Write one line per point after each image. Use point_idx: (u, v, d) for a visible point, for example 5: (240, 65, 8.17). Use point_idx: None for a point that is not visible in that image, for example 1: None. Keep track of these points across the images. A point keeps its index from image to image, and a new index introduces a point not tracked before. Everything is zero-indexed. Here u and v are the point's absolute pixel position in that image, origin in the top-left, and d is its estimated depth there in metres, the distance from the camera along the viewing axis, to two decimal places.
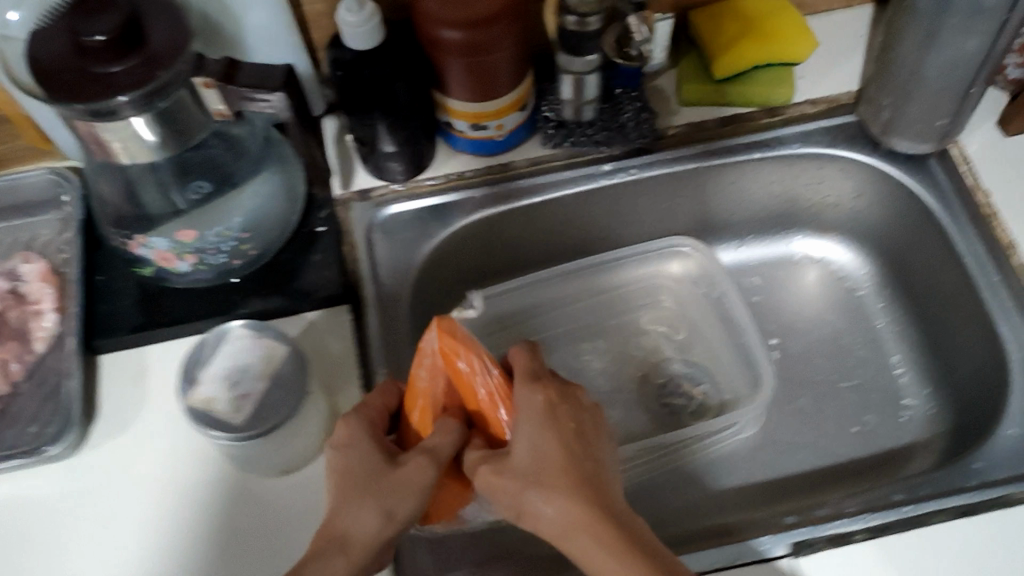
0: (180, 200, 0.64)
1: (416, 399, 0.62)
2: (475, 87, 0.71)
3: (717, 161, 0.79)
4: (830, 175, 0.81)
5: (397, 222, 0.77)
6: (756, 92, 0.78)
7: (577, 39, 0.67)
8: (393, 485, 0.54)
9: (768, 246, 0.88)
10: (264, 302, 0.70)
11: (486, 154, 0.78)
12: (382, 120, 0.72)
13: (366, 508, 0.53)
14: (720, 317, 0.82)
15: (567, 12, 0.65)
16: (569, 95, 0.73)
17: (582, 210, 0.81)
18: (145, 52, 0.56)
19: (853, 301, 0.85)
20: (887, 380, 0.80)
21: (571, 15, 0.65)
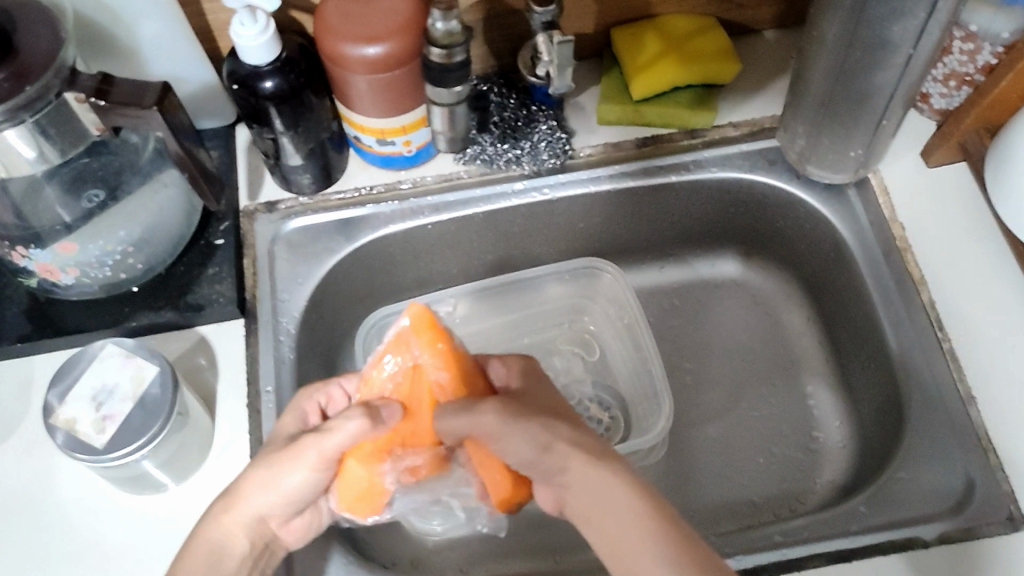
0: (67, 214, 0.63)
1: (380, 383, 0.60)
2: (384, 103, 0.68)
3: (634, 182, 0.77)
4: (749, 199, 0.79)
5: (302, 236, 0.76)
6: (675, 114, 0.76)
7: (441, 73, 0.65)
8: (289, 473, 0.55)
9: (692, 267, 0.86)
10: (154, 315, 0.69)
11: (396, 169, 0.77)
12: (283, 133, 0.69)
13: (254, 481, 0.56)
14: (632, 339, 0.80)
15: (431, 45, 0.63)
16: (441, 127, 0.73)
17: (494, 227, 0.79)
18: (15, 63, 0.54)
19: (774, 326, 0.83)
20: (801, 409, 0.79)
21: (435, 47, 0.63)
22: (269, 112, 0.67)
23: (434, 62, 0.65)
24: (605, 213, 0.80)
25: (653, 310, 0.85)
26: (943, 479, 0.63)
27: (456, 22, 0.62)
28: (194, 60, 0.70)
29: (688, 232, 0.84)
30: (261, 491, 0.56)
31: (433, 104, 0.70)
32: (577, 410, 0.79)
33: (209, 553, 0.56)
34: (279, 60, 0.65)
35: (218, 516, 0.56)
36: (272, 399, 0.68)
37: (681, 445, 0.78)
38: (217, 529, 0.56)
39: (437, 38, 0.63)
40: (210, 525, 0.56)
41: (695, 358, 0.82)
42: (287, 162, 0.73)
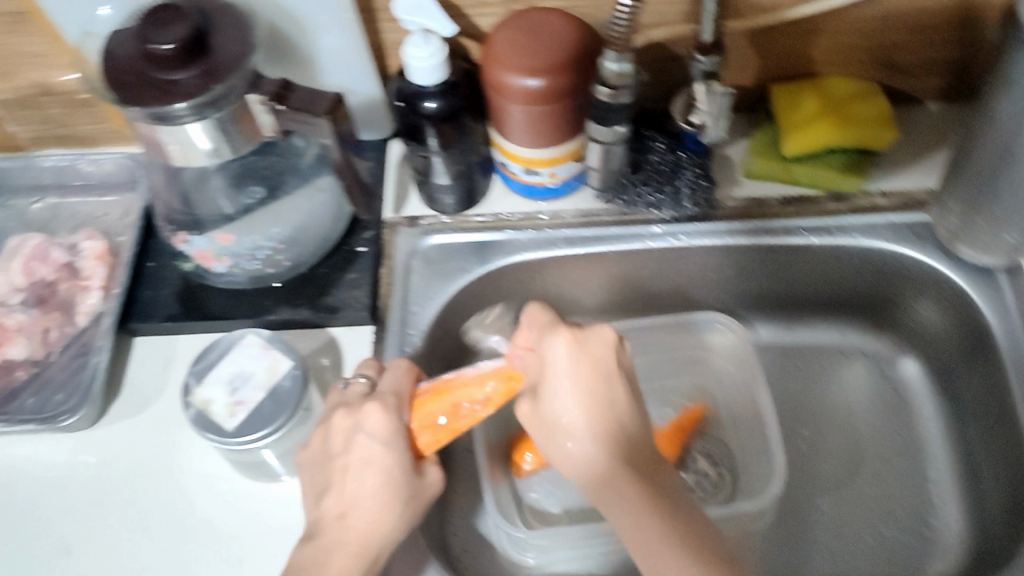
0: (228, 206, 0.68)
1: (456, 402, 0.62)
2: (535, 133, 0.70)
3: (773, 241, 0.76)
4: (891, 269, 0.77)
5: (439, 253, 0.77)
6: (825, 176, 0.75)
7: (605, 111, 0.66)
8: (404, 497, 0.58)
9: (820, 333, 0.85)
10: (292, 311, 0.73)
11: (538, 201, 0.78)
12: (436, 152, 0.72)
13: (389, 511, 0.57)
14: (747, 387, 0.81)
15: (601, 83, 0.64)
16: (598, 163, 0.73)
17: (626, 265, 0.79)
18: (206, 62, 0.57)
19: (902, 407, 0.81)
20: (920, 493, 0.76)
21: (603, 86, 0.64)
22: (426, 130, 0.69)
23: (601, 100, 0.65)
24: (737, 266, 0.79)
25: (775, 370, 0.84)
26: None
27: (627, 62, 0.63)
28: (363, 74, 0.73)
29: (821, 296, 0.82)
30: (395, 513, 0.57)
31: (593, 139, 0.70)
32: (689, 461, 0.79)
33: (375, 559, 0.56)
34: (445, 84, 0.67)
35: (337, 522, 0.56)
36: None
37: (789, 514, 0.76)
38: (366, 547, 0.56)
39: (606, 78, 0.64)
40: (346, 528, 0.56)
41: (813, 426, 0.81)
42: (435, 180, 0.75)
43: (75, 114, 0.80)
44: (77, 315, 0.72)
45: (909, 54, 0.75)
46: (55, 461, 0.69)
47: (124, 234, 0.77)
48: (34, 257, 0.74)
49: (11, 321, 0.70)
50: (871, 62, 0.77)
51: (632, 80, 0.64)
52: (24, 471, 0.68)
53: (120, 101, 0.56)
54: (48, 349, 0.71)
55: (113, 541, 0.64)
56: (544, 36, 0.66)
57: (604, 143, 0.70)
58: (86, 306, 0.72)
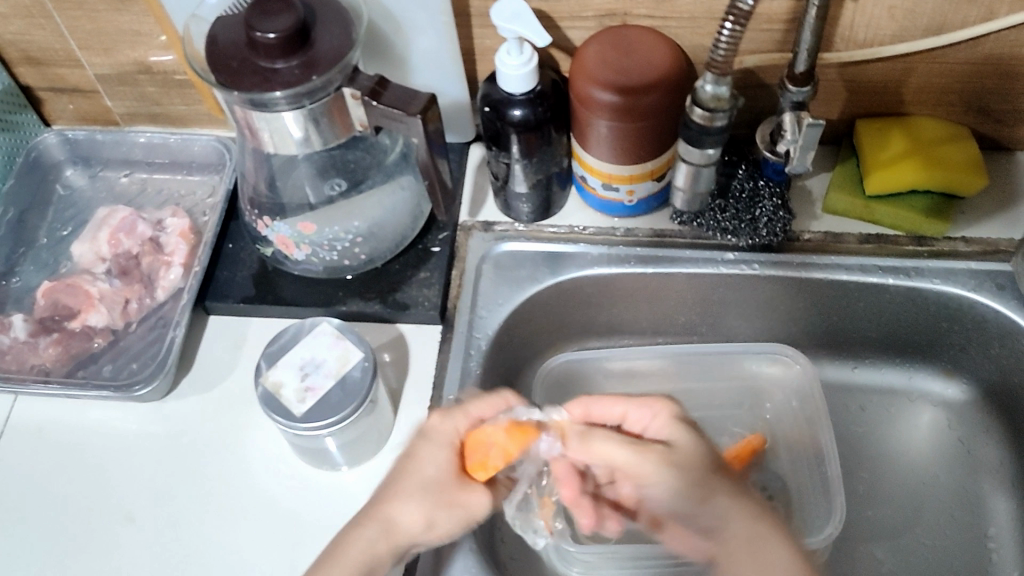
0: (313, 195, 0.69)
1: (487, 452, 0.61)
2: (618, 151, 0.70)
3: (849, 278, 0.75)
4: (969, 319, 0.76)
5: (510, 259, 0.78)
6: (906, 217, 0.74)
7: (700, 133, 0.66)
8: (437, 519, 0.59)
9: (888, 376, 0.84)
10: (363, 304, 0.74)
11: (612, 216, 0.79)
12: (518, 160, 0.72)
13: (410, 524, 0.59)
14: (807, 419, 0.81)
15: (697, 104, 0.64)
16: (683, 184, 0.73)
17: (695, 289, 0.79)
18: (307, 55, 0.59)
19: (968, 459, 0.79)
20: (978, 548, 0.75)
21: (699, 108, 0.65)
22: (510, 138, 0.70)
23: (695, 122, 0.66)
24: (809, 301, 0.79)
25: (837, 408, 0.84)
26: None
27: (723, 87, 0.64)
28: (450, 75, 0.74)
29: (891, 338, 0.81)
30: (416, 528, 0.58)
31: (683, 160, 0.70)
32: None
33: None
34: (533, 93, 0.67)
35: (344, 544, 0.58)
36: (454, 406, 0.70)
37: (841, 557, 0.75)
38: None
39: (703, 99, 0.64)
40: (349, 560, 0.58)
41: (873, 467, 0.80)
42: (513, 187, 0.76)
43: (169, 94, 0.82)
44: (157, 289, 0.74)
45: (1004, 101, 0.74)
46: (124, 429, 0.71)
47: (207, 213, 0.80)
48: (121, 230, 0.77)
49: (95, 289, 0.74)
50: (964, 105, 0.75)
51: (728, 103, 0.65)
52: (95, 435, 0.71)
53: (221, 85, 0.58)
54: (127, 319, 0.74)
55: (174, 511, 0.66)
56: (636, 55, 0.67)
57: (693, 164, 0.70)
58: (167, 281, 0.75)
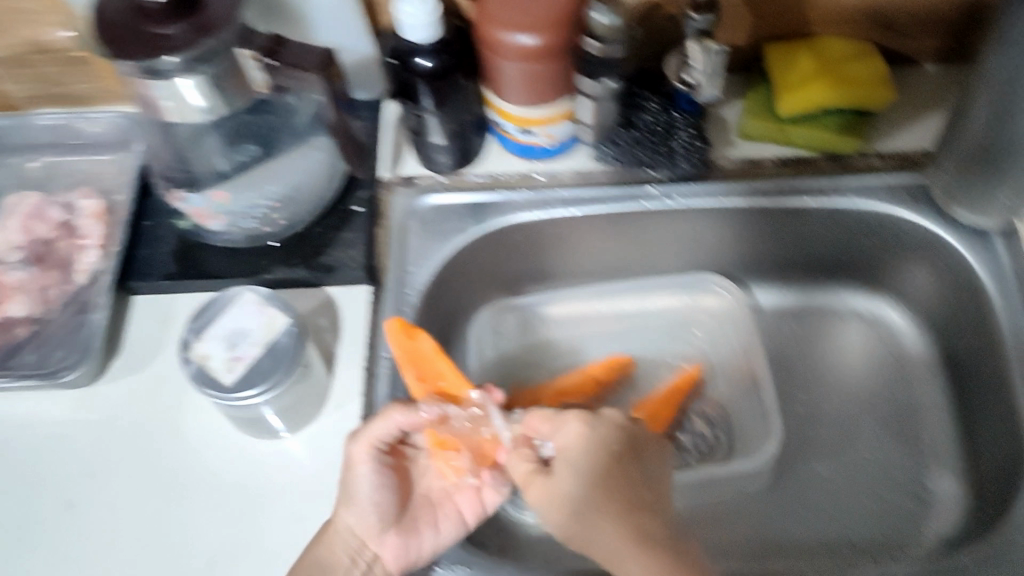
0: (223, 164, 0.68)
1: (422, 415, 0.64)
2: (531, 91, 0.70)
3: (770, 201, 0.76)
4: (890, 232, 0.77)
5: (434, 213, 0.77)
6: (821, 138, 0.75)
7: (595, 66, 0.67)
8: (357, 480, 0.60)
9: (818, 297, 0.85)
10: (287, 271, 0.73)
11: (534, 159, 0.78)
12: (430, 112, 0.72)
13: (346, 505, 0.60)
14: (736, 337, 0.84)
15: (590, 35, 0.66)
16: (589, 119, 0.74)
17: (622, 226, 0.79)
18: (197, 17, 0.57)
19: (899, 371, 0.81)
20: (914, 454, 0.76)
21: (593, 40, 0.66)
22: (420, 89, 0.69)
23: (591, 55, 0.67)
24: (734, 228, 0.79)
25: (771, 332, 0.85)
26: None
27: (616, 16, 0.64)
28: (355, 31, 0.73)
29: (819, 259, 0.82)
30: (345, 505, 0.60)
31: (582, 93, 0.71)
32: (686, 423, 0.80)
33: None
34: (439, 43, 0.67)
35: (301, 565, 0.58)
36: (389, 364, 0.70)
37: (784, 476, 0.76)
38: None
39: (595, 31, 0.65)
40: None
41: (810, 387, 0.81)
42: (430, 139, 0.75)
43: (70, 74, 0.80)
44: (76, 274, 0.73)
45: (905, 14, 0.75)
46: (56, 418, 0.70)
47: (121, 193, 0.78)
48: (32, 217, 0.75)
49: (12, 278, 0.72)
50: (868, 22, 0.76)
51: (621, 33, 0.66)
52: (25, 427, 0.69)
53: (110, 55, 0.56)
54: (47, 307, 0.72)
55: (114, 494, 0.66)
56: None
57: (594, 98, 0.70)
58: (86, 264, 0.73)
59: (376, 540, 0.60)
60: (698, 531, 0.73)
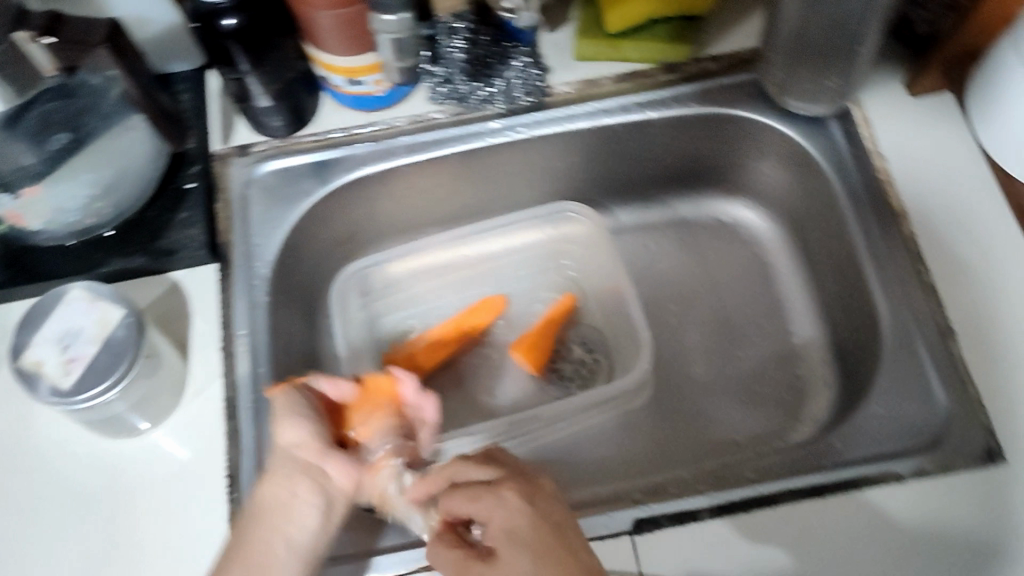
0: (30, 159, 0.64)
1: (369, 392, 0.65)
2: (351, 40, 0.67)
3: (612, 120, 0.75)
4: (734, 134, 0.77)
5: (277, 178, 0.75)
6: (653, 48, 0.75)
7: None
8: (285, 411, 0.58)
9: (677, 208, 0.86)
10: (125, 261, 0.69)
11: (370, 111, 0.76)
12: (248, 72, 0.68)
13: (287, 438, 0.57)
14: (605, 261, 0.82)
15: None
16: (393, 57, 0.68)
17: (471, 165, 0.78)
18: None
19: (761, 269, 0.82)
20: (784, 347, 0.78)
21: None
22: (233, 51, 0.65)
23: None
24: (583, 152, 0.79)
25: (637, 250, 0.85)
26: (919, 414, 0.62)
27: (406, 13, 0.63)
28: None
29: (672, 170, 0.82)
30: (285, 432, 0.57)
31: (382, 32, 0.65)
32: (565, 351, 0.81)
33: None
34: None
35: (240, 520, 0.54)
36: (246, 341, 0.68)
37: (664, 387, 0.77)
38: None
39: None
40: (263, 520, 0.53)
41: (680, 298, 0.82)
42: (257, 104, 0.72)
43: None
44: None
45: None
46: None
47: None
48: None
49: None
50: None
51: None
52: None
53: None
54: None
55: None
56: None
57: (393, 34, 0.65)
58: None
59: (318, 461, 0.56)
60: (589, 453, 0.74)
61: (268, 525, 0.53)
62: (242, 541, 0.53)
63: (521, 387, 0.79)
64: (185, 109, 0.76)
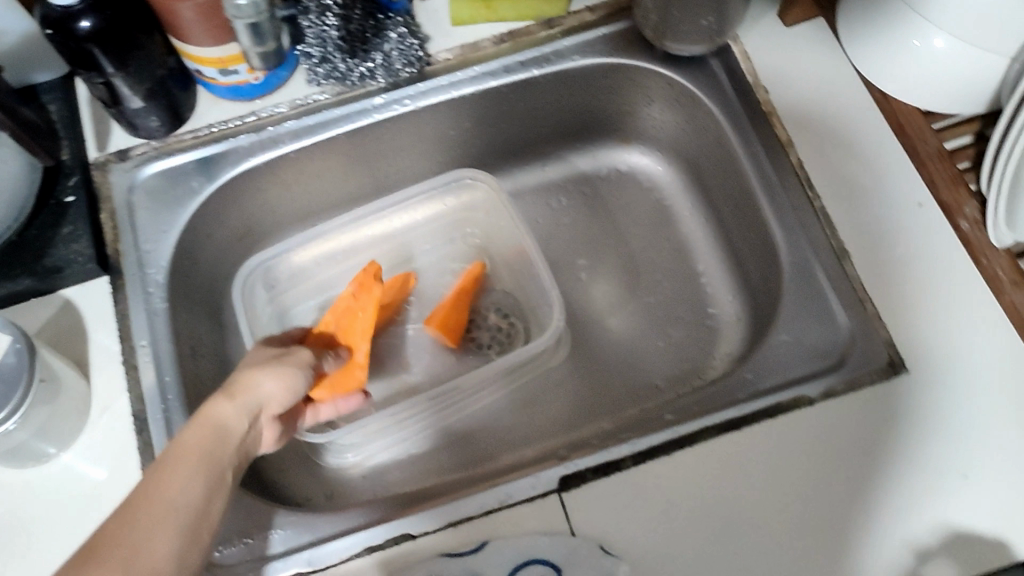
0: None
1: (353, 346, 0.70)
2: (214, 29, 0.65)
3: (497, 83, 0.75)
4: (619, 85, 0.77)
5: (161, 181, 0.73)
6: (528, 6, 0.73)
7: None
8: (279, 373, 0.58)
9: (574, 162, 0.86)
10: (10, 284, 0.65)
11: (249, 99, 0.73)
12: (115, 74, 0.65)
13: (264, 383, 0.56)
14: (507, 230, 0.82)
15: None
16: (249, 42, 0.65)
17: (361, 144, 0.76)
18: None
19: (663, 213, 0.83)
20: (693, 288, 0.80)
21: None
22: (94, 53, 0.62)
23: None
24: (472, 118, 0.78)
25: (538, 209, 0.86)
26: (823, 337, 0.63)
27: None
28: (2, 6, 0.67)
29: (563, 124, 0.82)
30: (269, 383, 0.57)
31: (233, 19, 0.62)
32: (480, 320, 0.81)
33: (167, 509, 0.43)
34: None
35: (202, 424, 0.50)
36: (149, 352, 0.66)
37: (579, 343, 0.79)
38: (198, 483, 0.46)
39: None
40: (227, 441, 0.51)
41: (589, 254, 0.83)
42: (129, 106, 0.69)
43: None
44: None
45: None
46: None
47: None
48: None
49: None
50: None
51: None
52: None
53: None
54: None
55: None
56: None
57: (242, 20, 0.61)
58: None
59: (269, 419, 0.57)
60: (517, 417, 0.75)
61: (229, 448, 0.50)
62: (208, 446, 0.49)
63: (441, 359, 0.80)
64: (55, 121, 0.72)
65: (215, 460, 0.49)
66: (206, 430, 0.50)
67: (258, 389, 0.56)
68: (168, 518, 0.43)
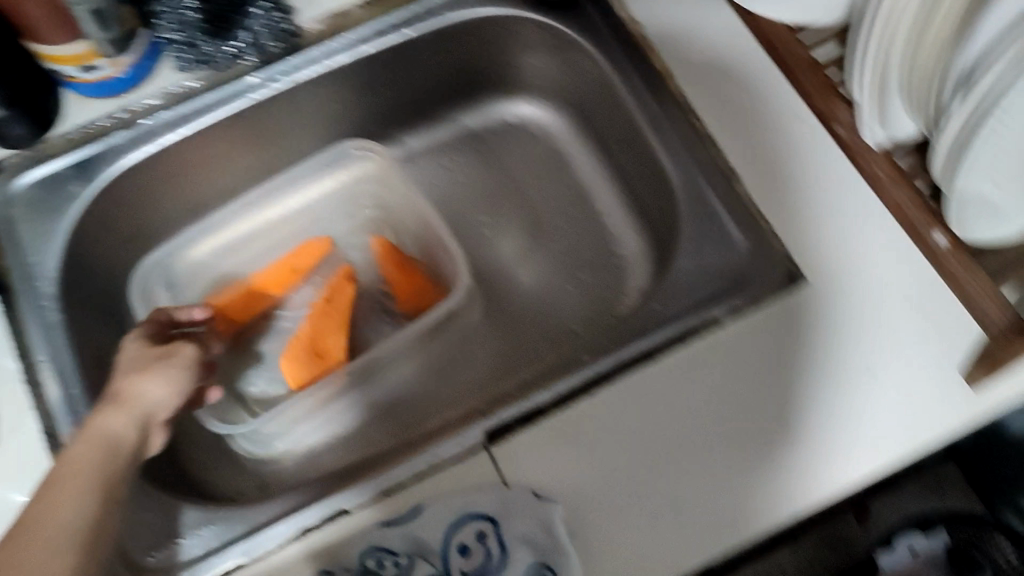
0: None
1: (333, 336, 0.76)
2: (64, 23, 0.63)
3: (370, 48, 0.73)
4: (497, 37, 0.77)
5: (39, 191, 0.69)
6: None
7: None
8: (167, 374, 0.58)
9: (463, 121, 0.86)
10: None
11: (118, 94, 0.71)
12: None
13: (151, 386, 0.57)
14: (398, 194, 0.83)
15: None
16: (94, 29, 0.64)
17: (243, 126, 0.74)
18: None
19: (558, 160, 0.84)
20: (596, 229, 0.80)
21: None
22: None
23: None
24: (353, 87, 0.77)
25: (433, 173, 0.86)
26: (724, 258, 0.65)
27: None
28: None
29: (447, 83, 0.81)
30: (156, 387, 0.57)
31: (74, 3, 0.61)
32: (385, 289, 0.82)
33: (59, 528, 0.44)
34: None
35: (86, 439, 0.51)
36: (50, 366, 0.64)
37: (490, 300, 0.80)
38: (90, 497, 0.47)
39: None
40: (116, 452, 0.51)
41: (491, 211, 0.84)
42: None
43: None
44: None
45: None
46: None
47: None
48: None
49: None
50: None
51: None
52: None
53: None
54: None
55: None
56: None
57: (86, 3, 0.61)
58: None
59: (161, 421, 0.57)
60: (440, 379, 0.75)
61: (121, 459, 0.51)
62: (97, 460, 0.49)
63: (357, 334, 0.80)
64: None
65: (107, 471, 0.49)
66: (94, 444, 0.50)
67: (139, 396, 0.56)
68: (61, 537, 0.43)
